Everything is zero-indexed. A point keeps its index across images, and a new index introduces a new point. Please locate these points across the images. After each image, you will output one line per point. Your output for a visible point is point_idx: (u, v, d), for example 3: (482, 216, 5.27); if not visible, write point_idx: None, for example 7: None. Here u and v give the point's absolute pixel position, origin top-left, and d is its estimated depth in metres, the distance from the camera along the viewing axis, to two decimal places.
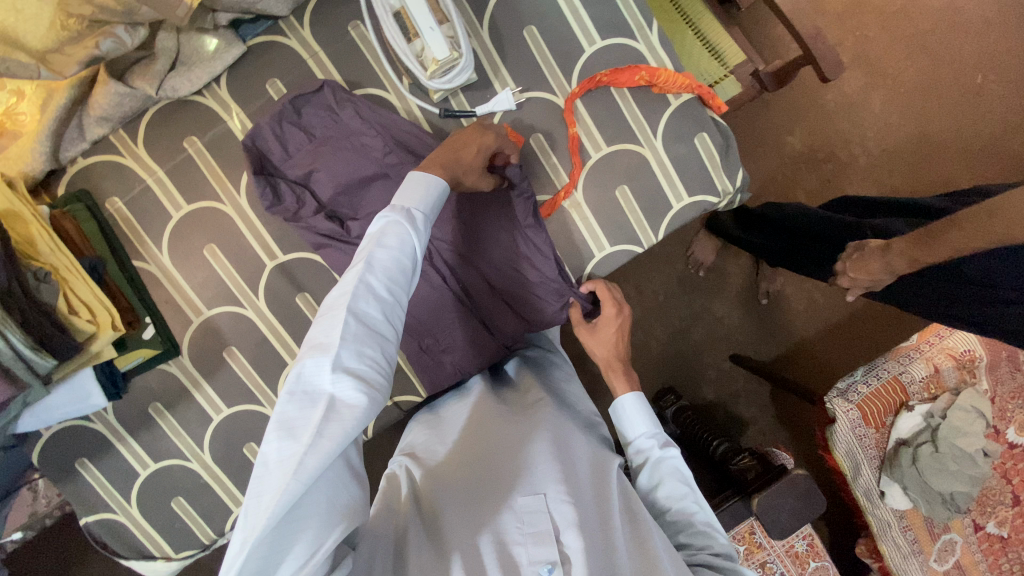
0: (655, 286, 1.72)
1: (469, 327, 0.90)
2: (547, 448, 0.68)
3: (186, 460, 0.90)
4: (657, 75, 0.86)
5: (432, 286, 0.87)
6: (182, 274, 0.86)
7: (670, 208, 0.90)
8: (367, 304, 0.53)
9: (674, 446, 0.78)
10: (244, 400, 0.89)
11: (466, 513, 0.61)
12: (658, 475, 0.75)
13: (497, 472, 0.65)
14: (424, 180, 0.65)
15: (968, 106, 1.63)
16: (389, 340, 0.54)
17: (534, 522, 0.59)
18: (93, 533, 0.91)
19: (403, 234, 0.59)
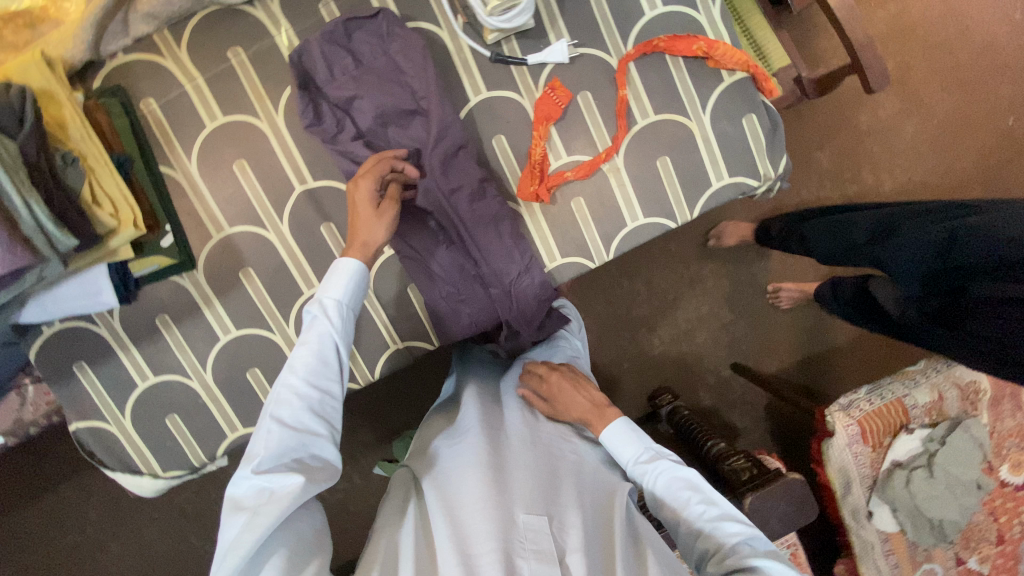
0: (668, 283, 1.70)
1: (467, 272, 0.88)
2: (545, 472, 0.68)
3: (187, 378, 0.89)
4: (714, 48, 0.85)
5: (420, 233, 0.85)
6: (208, 186, 0.84)
7: (708, 186, 0.89)
8: (290, 407, 0.61)
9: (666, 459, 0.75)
10: (254, 324, 0.88)
11: (472, 527, 0.62)
12: (659, 492, 0.72)
13: (493, 486, 0.64)
14: (349, 269, 0.71)
15: (996, 147, 1.65)
16: (320, 435, 0.62)
17: (537, 540, 0.60)
18: (81, 440, 0.89)
19: (329, 329, 0.67)
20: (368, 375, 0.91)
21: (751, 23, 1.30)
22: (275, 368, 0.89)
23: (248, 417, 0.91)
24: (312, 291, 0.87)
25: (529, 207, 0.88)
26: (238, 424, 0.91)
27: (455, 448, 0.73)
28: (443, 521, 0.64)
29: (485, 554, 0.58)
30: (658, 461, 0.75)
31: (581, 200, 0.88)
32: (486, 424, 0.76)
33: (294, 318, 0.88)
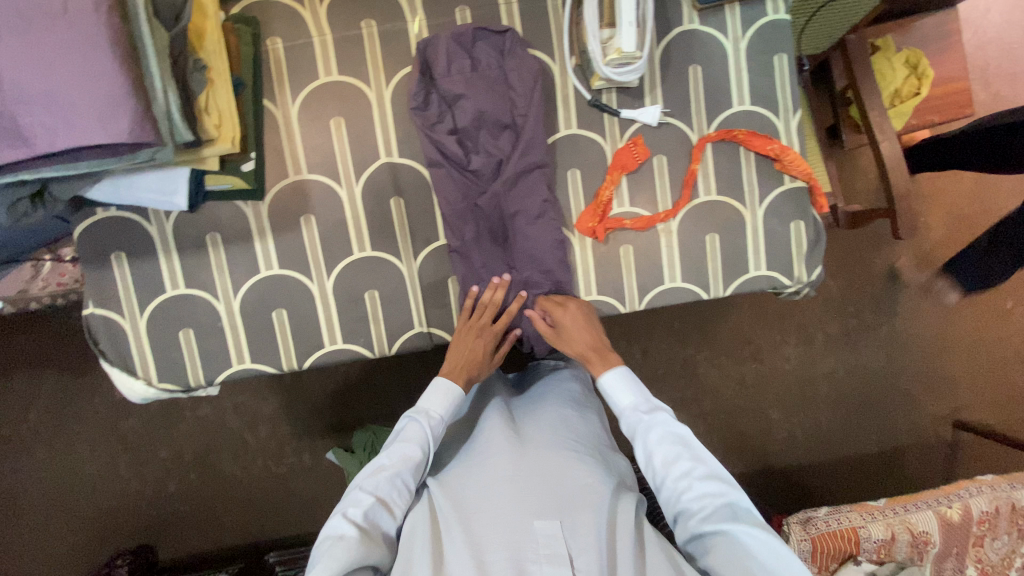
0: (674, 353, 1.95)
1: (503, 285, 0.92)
2: (559, 481, 0.76)
3: (215, 299, 0.90)
4: (785, 154, 0.93)
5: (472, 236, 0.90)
6: (301, 131, 0.89)
7: (745, 272, 0.96)
8: (375, 481, 0.76)
9: (662, 410, 0.82)
10: (296, 268, 0.90)
11: (492, 528, 0.71)
12: (651, 445, 0.79)
13: (513, 497, 0.74)
14: (448, 389, 0.85)
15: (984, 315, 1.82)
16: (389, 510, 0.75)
17: (549, 546, 0.69)
18: (91, 327, 0.90)
19: (427, 433, 0.81)
20: (385, 349, 0.94)
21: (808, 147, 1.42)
22: (300, 315, 0.91)
23: (257, 354, 0.91)
24: (361, 254, 0.91)
25: (582, 240, 0.93)
26: (247, 357, 0.91)
27: (479, 451, 0.82)
28: (470, 516, 0.73)
29: (500, 559, 0.68)
30: (655, 414, 0.82)
31: (630, 248, 0.94)
32: (503, 433, 0.83)
33: (336, 274, 0.91)
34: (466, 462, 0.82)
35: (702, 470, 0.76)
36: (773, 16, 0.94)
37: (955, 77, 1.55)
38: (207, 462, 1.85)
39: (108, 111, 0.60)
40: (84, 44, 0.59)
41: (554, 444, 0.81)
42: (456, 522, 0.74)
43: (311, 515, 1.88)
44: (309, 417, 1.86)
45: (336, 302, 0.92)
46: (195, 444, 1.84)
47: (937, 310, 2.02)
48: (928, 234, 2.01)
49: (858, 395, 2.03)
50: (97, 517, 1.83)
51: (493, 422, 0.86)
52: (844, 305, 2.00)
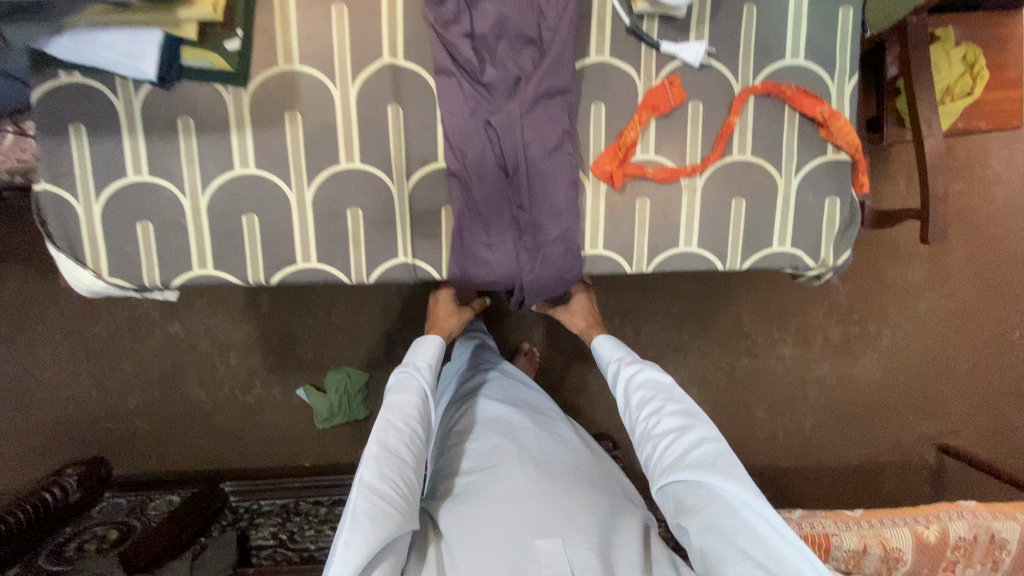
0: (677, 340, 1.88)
1: (504, 223, 0.82)
2: (557, 501, 0.80)
3: (180, 193, 0.81)
4: (835, 119, 0.83)
5: (476, 161, 0.79)
6: (297, 14, 0.78)
7: (768, 247, 0.87)
8: (388, 443, 0.80)
9: (645, 364, 0.97)
10: (275, 171, 0.81)
11: (497, 544, 0.75)
12: (632, 387, 0.92)
13: (512, 511, 0.78)
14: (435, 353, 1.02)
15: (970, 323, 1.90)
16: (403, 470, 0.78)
17: (552, 563, 0.72)
18: (41, 205, 0.80)
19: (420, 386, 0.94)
20: (363, 277, 0.85)
21: None
22: (274, 224, 0.82)
23: (221, 261, 0.83)
24: (348, 166, 0.81)
25: (597, 185, 0.84)
26: (210, 263, 0.83)
27: (480, 468, 0.87)
28: (473, 537, 0.77)
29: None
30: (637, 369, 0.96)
31: (647, 201, 0.85)
32: (507, 451, 0.88)
33: (318, 184, 0.82)
34: (470, 478, 0.86)
35: (675, 409, 0.86)
36: None
37: (1013, 82, 1.44)
38: (172, 382, 1.78)
39: None
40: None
41: (544, 461, 0.88)
42: (459, 546, 0.77)
43: (273, 451, 1.82)
44: (284, 351, 1.79)
45: (315, 216, 0.82)
46: (162, 362, 1.77)
47: (941, 330, 1.96)
48: (949, 250, 1.92)
49: (846, 405, 1.98)
50: (52, 422, 1.76)
51: (488, 441, 0.92)
52: (849, 312, 1.93)
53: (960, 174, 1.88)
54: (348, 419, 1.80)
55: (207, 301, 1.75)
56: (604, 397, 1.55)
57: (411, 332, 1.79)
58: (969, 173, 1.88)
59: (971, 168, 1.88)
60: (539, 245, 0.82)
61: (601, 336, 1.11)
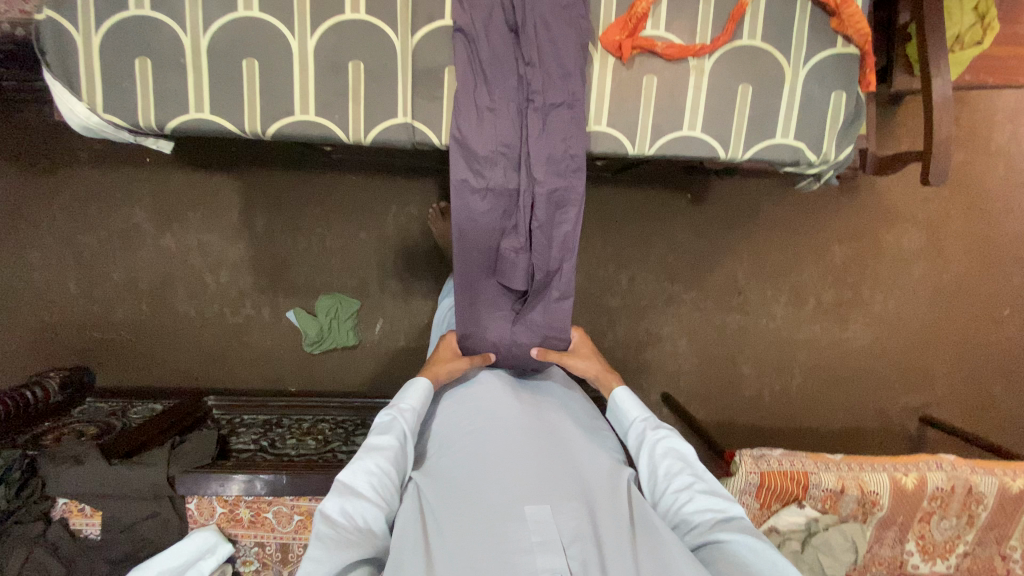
0: (671, 286, 1.89)
1: (510, 86, 0.80)
2: (544, 467, 0.78)
3: (181, 30, 0.79)
4: (847, 4, 0.81)
5: (486, 16, 0.79)
6: None
7: (771, 136, 0.87)
8: (359, 474, 0.72)
9: (667, 429, 0.89)
10: (278, 15, 0.80)
11: (480, 532, 0.70)
12: (655, 456, 0.84)
13: (501, 485, 0.75)
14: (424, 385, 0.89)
15: (954, 299, 1.97)
16: (372, 504, 0.70)
17: (541, 531, 0.70)
18: (38, 31, 0.79)
19: (404, 430, 0.81)
20: (360, 136, 0.83)
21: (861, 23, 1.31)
22: (274, 71, 0.81)
23: (217, 105, 0.81)
24: (354, 16, 0.80)
25: (604, 57, 0.83)
26: (206, 107, 0.81)
27: (464, 446, 0.81)
28: (460, 511, 0.73)
29: (490, 560, 0.67)
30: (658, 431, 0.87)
31: (655, 78, 0.84)
32: (489, 424, 0.84)
33: (321, 33, 0.80)
34: (450, 455, 0.82)
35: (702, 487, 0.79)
36: None
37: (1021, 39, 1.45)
38: (161, 296, 1.77)
39: None
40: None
41: (532, 429, 0.83)
42: (446, 518, 0.73)
43: (258, 374, 1.80)
44: (275, 272, 1.77)
45: (316, 66, 0.81)
46: (152, 276, 1.75)
47: (933, 300, 1.96)
48: (947, 220, 1.92)
49: (834, 368, 1.99)
50: (36, 327, 1.74)
51: (470, 413, 0.87)
52: (843, 275, 1.93)
53: (963, 144, 1.89)
54: (337, 345, 1.79)
55: (201, 216, 1.73)
56: None
57: (406, 263, 1.78)
58: (972, 143, 1.89)
59: (975, 137, 1.88)
60: (541, 109, 0.81)
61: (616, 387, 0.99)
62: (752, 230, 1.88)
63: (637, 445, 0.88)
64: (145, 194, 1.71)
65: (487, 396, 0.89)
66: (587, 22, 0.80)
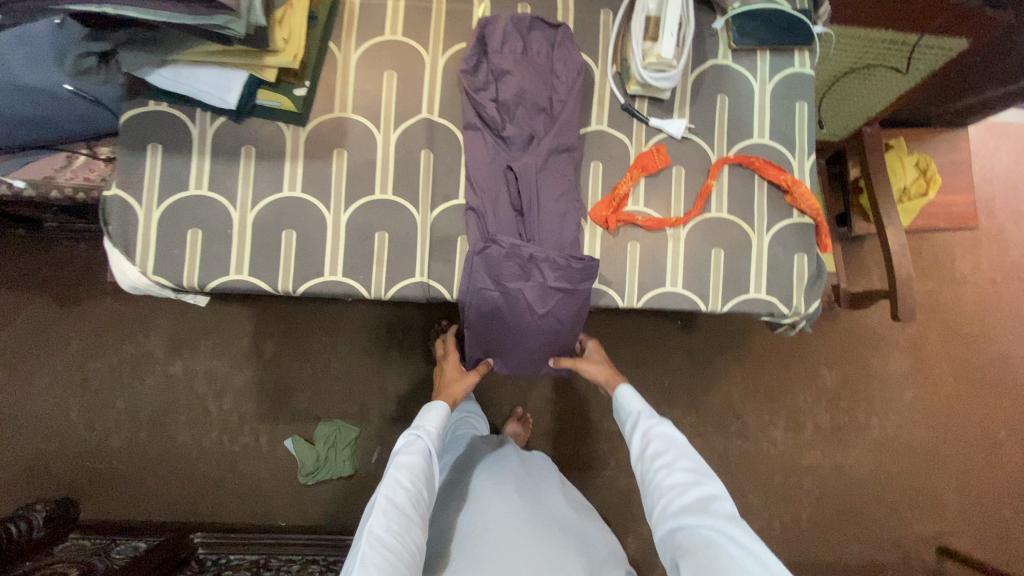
0: (670, 409, 1.92)
1: (516, 259, 0.92)
2: (551, 555, 0.84)
3: (232, 206, 0.93)
4: (797, 186, 0.97)
5: (493, 206, 0.94)
6: (357, 74, 0.96)
7: (745, 291, 0.98)
8: (395, 492, 0.79)
9: (662, 418, 0.96)
10: (318, 196, 0.94)
11: None
12: (647, 438, 0.92)
13: (510, 556, 0.82)
14: (441, 410, 0.98)
15: (949, 423, 1.99)
16: (408, 521, 0.76)
17: None
18: (107, 207, 0.91)
19: (429, 447, 0.90)
20: (381, 292, 0.94)
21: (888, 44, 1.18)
22: (309, 239, 0.93)
23: (256, 267, 0.92)
24: (382, 197, 0.95)
25: (594, 228, 0.97)
26: (245, 270, 0.92)
27: (474, 530, 0.88)
28: None
29: None
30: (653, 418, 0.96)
31: (637, 244, 0.97)
32: (498, 515, 0.90)
33: (354, 209, 0.94)
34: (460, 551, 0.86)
35: (686, 465, 0.84)
36: (800, 69, 1.03)
37: (962, 190, 1.64)
38: (160, 422, 1.77)
39: None
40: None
41: (534, 521, 0.90)
42: None
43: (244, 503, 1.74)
44: (280, 397, 1.80)
45: (347, 236, 0.94)
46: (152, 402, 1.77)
47: (929, 423, 1.99)
48: (926, 345, 2.01)
49: (842, 497, 1.94)
50: (32, 456, 1.72)
51: (475, 513, 0.92)
52: (836, 399, 1.97)
53: (928, 275, 2.04)
54: (333, 476, 1.75)
55: (213, 343, 1.80)
56: (597, 465, 1.54)
57: (408, 389, 1.82)
58: (937, 274, 2.04)
59: (938, 269, 2.05)
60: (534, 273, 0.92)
61: (621, 383, 1.09)
62: (743, 354, 1.96)
63: (631, 430, 0.96)
64: (163, 322, 1.79)
65: (487, 494, 0.96)
66: (578, 204, 0.95)
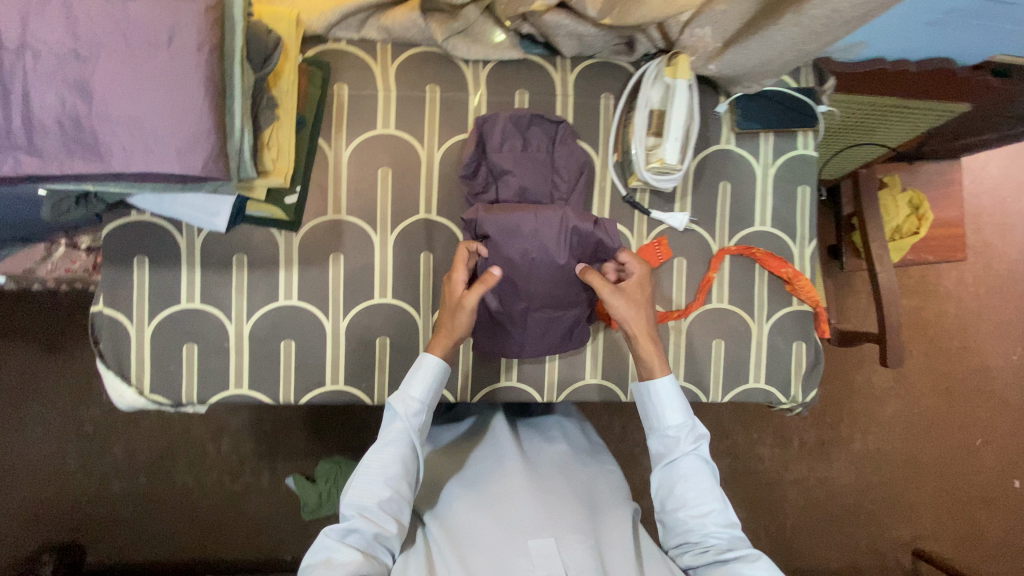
0: None
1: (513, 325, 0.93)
2: (556, 502, 0.80)
3: (227, 319, 0.90)
4: (798, 279, 0.97)
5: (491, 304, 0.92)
6: (349, 173, 0.92)
7: (745, 382, 1.00)
8: (365, 490, 0.76)
9: (702, 440, 0.84)
10: (315, 304, 0.92)
11: (488, 557, 0.74)
12: (681, 471, 0.82)
13: (512, 506, 0.79)
14: (430, 371, 0.82)
15: (934, 435, 1.94)
16: (375, 508, 0.75)
17: (545, 567, 0.71)
18: (95, 325, 0.88)
19: (407, 435, 0.80)
20: (385, 397, 0.94)
21: (887, 109, 1.14)
22: (309, 349, 0.92)
23: (256, 380, 0.91)
24: (382, 300, 0.93)
25: (596, 324, 0.99)
26: (245, 383, 0.91)
27: (476, 477, 0.86)
28: (467, 544, 0.76)
29: None
30: (696, 443, 0.83)
31: None
32: (505, 460, 0.87)
33: (353, 315, 0.92)
34: (462, 497, 0.84)
35: (720, 515, 0.80)
36: (803, 150, 1.01)
37: (952, 224, 1.64)
38: (110, 471, 1.57)
39: (164, 135, 0.57)
40: (169, 78, 0.57)
41: (536, 468, 0.87)
42: (451, 553, 0.76)
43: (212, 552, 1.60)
44: None
45: (347, 343, 0.92)
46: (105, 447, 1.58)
47: (912, 434, 1.94)
48: (909, 358, 1.95)
49: (829, 509, 1.92)
50: None
51: (475, 464, 0.90)
52: (823, 417, 1.92)
53: (914, 288, 1.95)
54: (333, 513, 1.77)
55: None
56: None
57: None
58: (923, 288, 1.95)
59: (926, 281, 1.95)
60: (544, 215, 0.87)
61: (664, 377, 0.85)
62: None
63: (667, 455, 0.84)
64: None
65: (497, 440, 0.93)
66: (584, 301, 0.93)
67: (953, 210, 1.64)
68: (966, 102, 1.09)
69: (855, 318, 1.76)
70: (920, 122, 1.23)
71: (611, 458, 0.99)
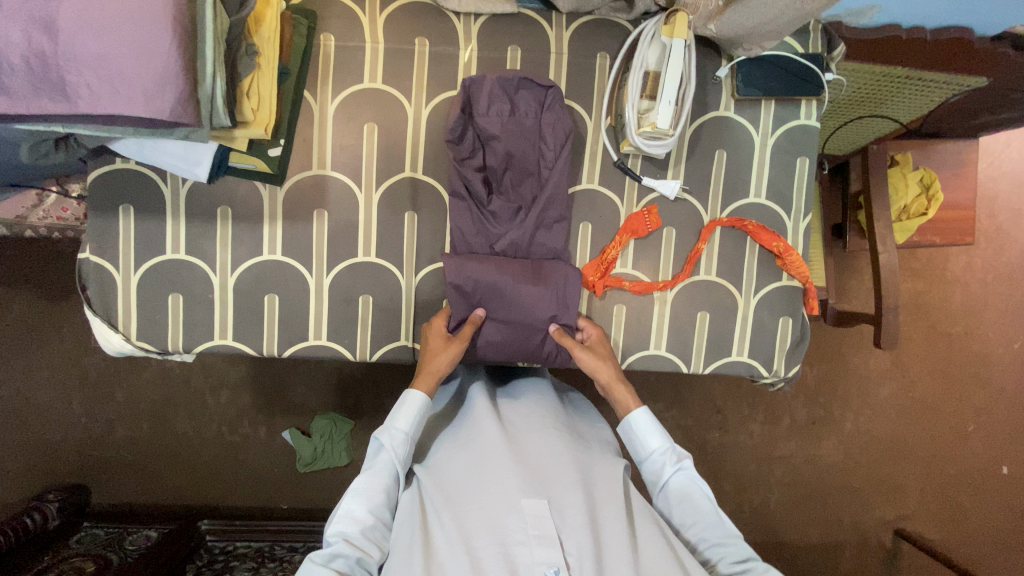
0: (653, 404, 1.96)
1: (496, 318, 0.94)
2: (546, 464, 0.79)
3: (211, 270, 0.91)
4: (788, 254, 0.96)
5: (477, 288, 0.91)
6: (335, 127, 0.90)
7: (727, 355, 0.99)
8: (349, 521, 0.75)
9: (688, 462, 0.84)
10: (298, 259, 0.92)
11: (478, 517, 0.72)
12: (671, 491, 0.83)
13: (499, 465, 0.77)
14: (414, 405, 0.83)
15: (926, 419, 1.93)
16: (358, 535, 0.74)
17: (538, 527, 0.70)
18: (83, 272, 0.89)
19: (393, 467, 0.80)
20: (367, 355, 0.95)
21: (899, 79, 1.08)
22: (292, 304, 0.92)
23: (240, 331, 0.92)
24: (365, 259, 0.93)
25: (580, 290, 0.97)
26: (229, 335, 0.92)
27: (464, 439, 0.85)
28: (457, 503, 0.75)
29: (487, 545, 0.69)
30: (680, 462, 0.84)
31: (623, 307, 0.97)
32: (491, 421, 0.86)
33: (336, 272, 0.93)
34: (451, 459, 0.82)
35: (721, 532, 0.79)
36: (804, 120, 0.97)
37: (963, 205, 1.59)
38: (112, 414, 1.60)
39: (130, 75, 0.57)
40: (133, 14, 0.56)
41: (523, 429, 0.85)
42: (444, 510, 0.75)
43: (211, 496, 1.63)
44: None
45: (330, 300, 0.93)
46: (106, 393, 1.60)
47: (903, 418, 1.93)
48: (909, 343, 1.92)
49: (816, 486, 1.91)
50: None
51: (460, 428, 0.88)
52: (815, 395, 1.91)
53: (920, 273, 1.91)
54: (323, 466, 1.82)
55: None
56: None
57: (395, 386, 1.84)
58: (928, 271, 1.91)
59: (932, 263, 1.91)
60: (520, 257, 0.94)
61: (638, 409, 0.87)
62: None
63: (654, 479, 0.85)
64: None
65: (480, 400, 0.91)
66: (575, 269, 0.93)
67: (964, 192, 1.59)
68: (984, 76, 1.04)
69: (853, 297, 1.73)
70: (934, 97, 1.18)
71: (602, 421, 0.98)
